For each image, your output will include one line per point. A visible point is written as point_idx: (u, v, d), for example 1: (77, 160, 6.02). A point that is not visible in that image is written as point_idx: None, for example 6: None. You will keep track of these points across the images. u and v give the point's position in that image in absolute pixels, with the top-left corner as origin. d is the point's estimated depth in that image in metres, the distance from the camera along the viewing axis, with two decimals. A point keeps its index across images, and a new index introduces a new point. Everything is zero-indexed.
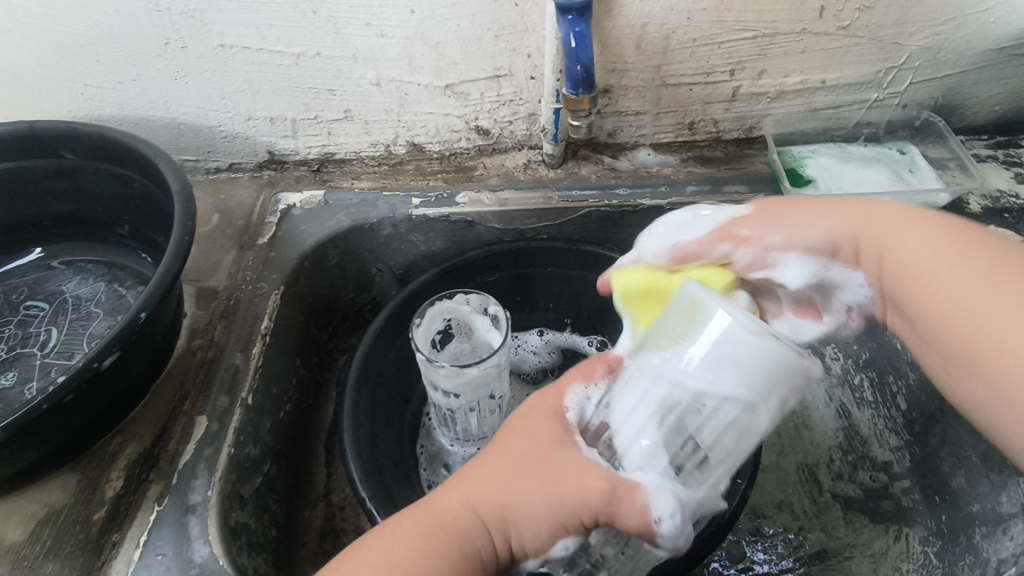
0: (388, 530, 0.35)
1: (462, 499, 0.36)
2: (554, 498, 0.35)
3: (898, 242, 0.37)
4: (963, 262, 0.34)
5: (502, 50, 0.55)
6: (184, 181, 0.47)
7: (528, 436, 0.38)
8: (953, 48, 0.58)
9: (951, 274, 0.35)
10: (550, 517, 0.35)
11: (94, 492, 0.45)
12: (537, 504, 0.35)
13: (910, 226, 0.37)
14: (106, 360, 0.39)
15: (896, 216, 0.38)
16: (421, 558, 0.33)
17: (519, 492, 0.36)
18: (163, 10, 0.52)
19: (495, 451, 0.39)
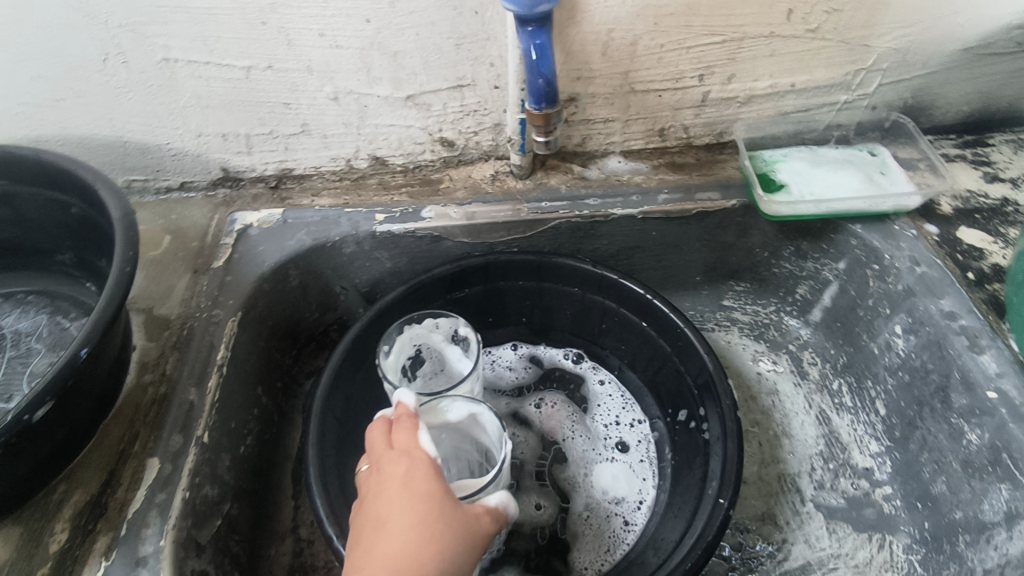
0: None
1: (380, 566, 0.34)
2: (469, 539, 0.37)
3: None
4: None
5: (464, 60, 0.53)
6: (126, 208, 0.44)
7: (406, 484, 0.38)
8: (920, 50, 0.57)
9: None
10: (467, 551, 0.36)
11: (37, 545, 0.41)
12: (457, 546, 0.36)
13: None
14: (39, 411, 0.36)
15: None
16: None
17: (430, 540, 0.35)
18: (100, 24, 0.49)
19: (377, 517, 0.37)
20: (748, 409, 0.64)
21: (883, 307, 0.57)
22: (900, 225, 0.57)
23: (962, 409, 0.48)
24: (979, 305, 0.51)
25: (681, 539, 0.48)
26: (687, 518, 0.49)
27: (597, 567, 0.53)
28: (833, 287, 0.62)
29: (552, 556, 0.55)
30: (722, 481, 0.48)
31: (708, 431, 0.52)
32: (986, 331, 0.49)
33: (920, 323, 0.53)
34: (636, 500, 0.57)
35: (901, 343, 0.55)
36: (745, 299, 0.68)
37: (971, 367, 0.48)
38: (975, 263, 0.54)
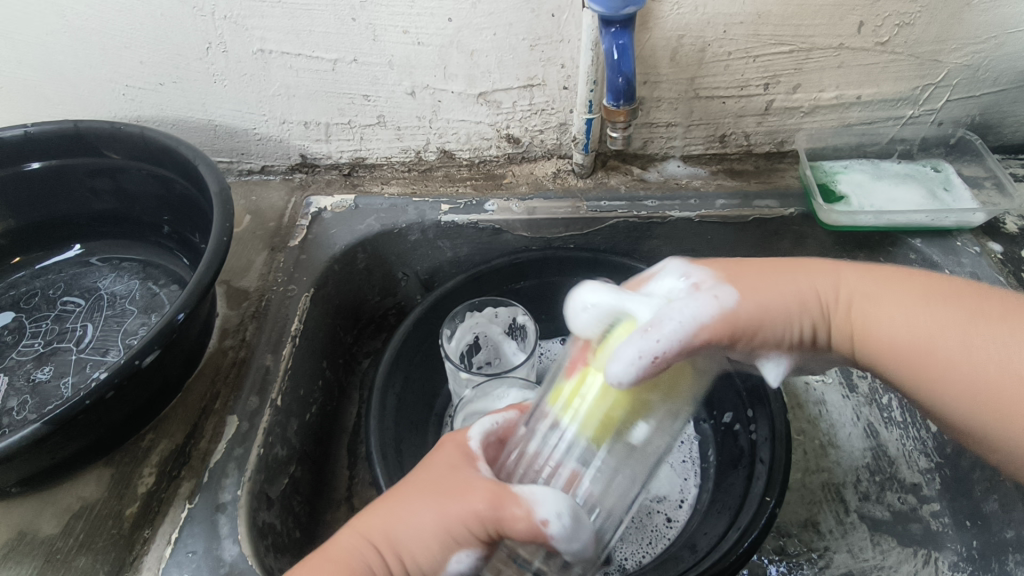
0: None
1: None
2: (441, 512, 0.36)
3: (880, 310, 0.37)
4: (947, 308, 0.35)
5: (537, 60, 0.56)
6: (222, 182, 0.48)
7: (436, 526, 0.35)
8: (992, 67, 0.57)
9: (913, 323, 0.36)
10: (438, 534, 0.35)
11: (126, 487, 0.45)
12: (427, 524, 0.36)
13: (906, 323, 0.36)
14: (147, 357, 0.39)
15: (873, 296, 0.37)
16: None
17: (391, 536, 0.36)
18: (207, 15, 0.53)
19: (342, 565, 0.35)
20: (795, 416, 0.64)
21: None
22: (963, 241, 0.57)
23: None
24: None
25: (723, 535, 0.48)
26: (731, 515, 0.50)
27: (635, 559, 0.53)
28: None
29: None
30: (768, 480, 0.49)
31: (755, 432, 0.53)
32: None
33: None
34: (678, 499, 0.57)
35: None
36: None
37: None
38: None
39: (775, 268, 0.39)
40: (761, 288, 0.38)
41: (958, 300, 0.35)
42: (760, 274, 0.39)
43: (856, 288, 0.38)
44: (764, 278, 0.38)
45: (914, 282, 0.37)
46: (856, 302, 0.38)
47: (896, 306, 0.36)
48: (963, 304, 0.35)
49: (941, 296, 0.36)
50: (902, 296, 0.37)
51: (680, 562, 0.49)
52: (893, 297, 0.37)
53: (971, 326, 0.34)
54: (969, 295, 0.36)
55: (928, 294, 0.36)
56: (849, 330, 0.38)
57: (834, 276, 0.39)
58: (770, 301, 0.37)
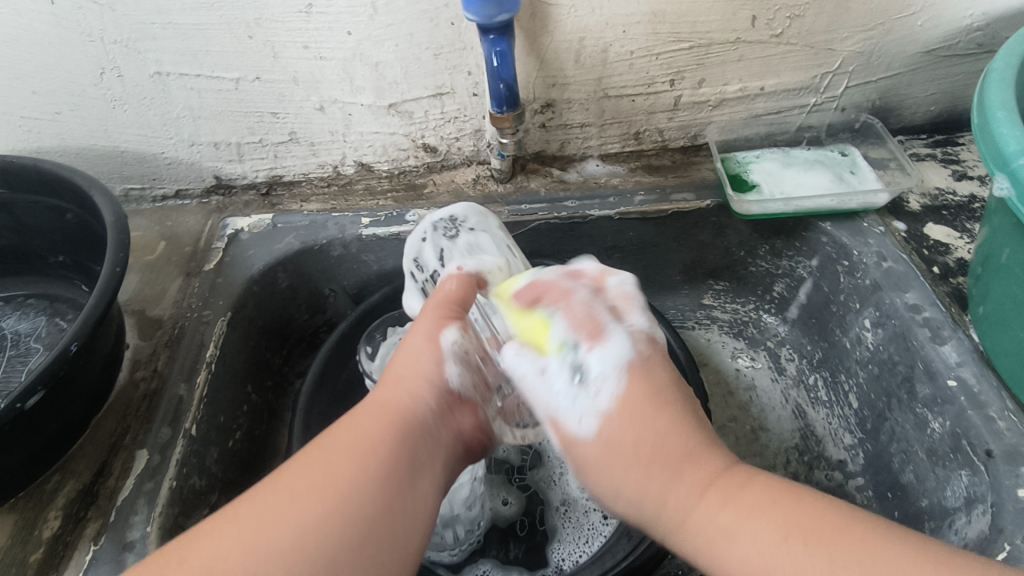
0: (311, 455, 0.36)
1: (341, 454, 0.36)
2: (425, 332, 0.43)
3: (731, 540, 0.32)
4: (809, 549, 0.30)
5: (442, 68, 0.56)
6: (118, 212, 0.46)
7: (427, 344, 0.42)
8: (884, 52, 0.59)
9: (764, 545, 0.31)
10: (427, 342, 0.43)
11: (30, 532, 0.44)
12: (416, 343, 0.43)
13: (755, 543, 0.31)
14: (30, 400, 0.38)
15: (740, 502, 0.33)
16: (355, 457, 0.35)
17: (395, 389, 0.41)
18: (96, 40, 0.51)
19: (375, 416, 0.38)
20: (726, 404, 0.65)
21: (854, 302, 0.58)
22: (869, 222, 0.59)
23: (926, 398, 0.50)
24: (942, 297, 0.53)
25: None
26: None
27: (572, 559, 0.53)
28: (807, 284, 0.63)
29: (530, 549, 0.54)
30: None
31: None
32: (948, 323, 0.51)
33: (887, 316, 0.54)
34: None
35: (870, 337, 0.56)
36: (724, 298, 0.70)
37: (933, 356, 0.49)
38: (940, 257, 0.56)
39: (661, 412, 0.37)
40: (625, 455, 0.36)
41: (823, 526, 0.31)
42: (656, 416, 0.36)
43: (721, 492, 0.34)
44: (649, 447, 0.35)
45: (761, 492, 0.33)
46: (703, 522, 0.33)
47: (758, 520, 0.32)
48: (836, 547, 0.30)
49: (805, 519, 0.31)
50: (765, 535, 0.31)
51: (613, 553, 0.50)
52: (751, 528, 0.32)
53: (842, 569, 0.29)
54: (835, 530, 0.31)
55: (802, 532, 0.31)
56: (685, 529, 0.34)
57: (697, 482, 0.34)
58: (654, 484, 0.35)
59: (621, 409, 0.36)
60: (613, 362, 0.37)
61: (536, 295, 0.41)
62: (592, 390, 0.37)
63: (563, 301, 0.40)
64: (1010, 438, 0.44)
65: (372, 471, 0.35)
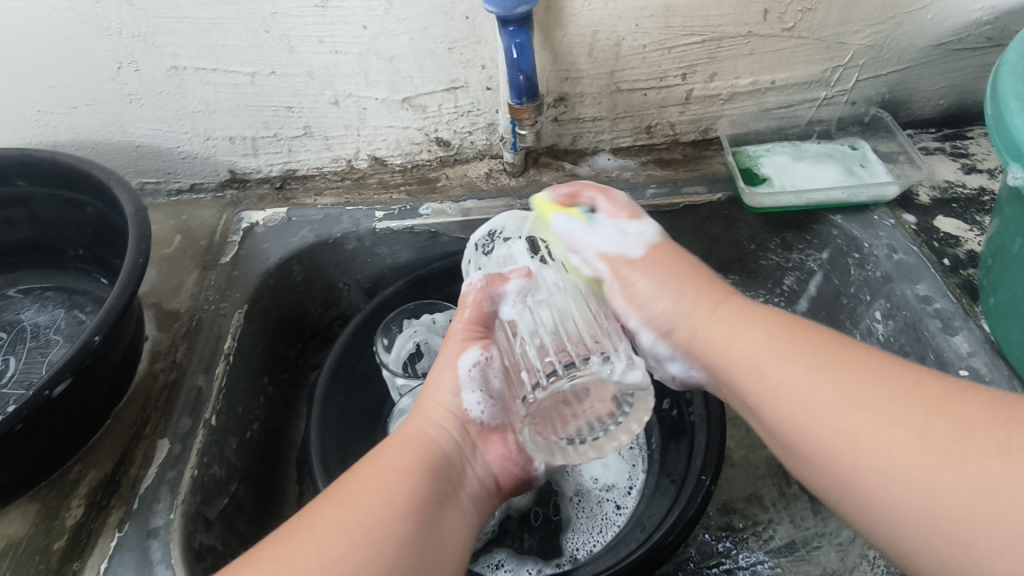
0: (339, 493, 0.37)
1: (367, 489, 0.37)
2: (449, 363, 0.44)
3: (782, 370, 0.37)
4: (853, 392, 0.35)
5: (456, 62, 0.56)
6: (138, 204, 0.47)
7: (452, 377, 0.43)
8: (894, 46, 0.60)
9: (816, 389, 0.36)
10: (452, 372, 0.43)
11: (54, 520, 0.44)
12: (443, 377, 0.44)
13: (804, 381, 0.36)
14: (58, 387, 0.39)
15: (771, 340, 0.39)
16: (384, 491, 0.36)
17: (425, 427, 0.42)
18: (114, 35, 0.52)
19: (403, 454, 0.40)
20: None
21: (864, 294, 0.59)
22: (879, 215, 0.59)
23: None
24: (953, 289, 0.53)
25: (665, 514, 0.49)
26: (671, 495, 0.51)
27: (586, 549, 0.53)
28: (818, 276, 0.64)
29: (544, 539, 0.55)
30: (705, 458, 0.50)
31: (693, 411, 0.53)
32: (959, 314, 0.51)
33: (897, 308, 0.55)
34: (627, 486, 0.56)
35: (881, 328, 0.57)
36: (734, 291, 0.70)
37: (945, 347, 0.50)
38: (951, 250, 0.56)
39: (678, 259, 0.45)
40: (657, 300, 0.43)
41: (863, 373, 0.35)
42: (676, 264, 0.45)
43: (751, 329, 0.40)
44: (673, 274, 0.44)
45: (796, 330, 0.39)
46: (735, 335, 0.40)
47: (812, 367, 0.37)
48: (885, 396, 0.34)
49: (837, 363, 0.36)
50: (820, 389, 0.36)
51: (628, 542, 0.49)
52: (797, 368, 0.37)
53: (883, 411, 0.34)
54: (866, 364, 0.36)
55: (841, 369, 0.36)
56: (715, 344, 0.41)
57: (716, 301, 0.42)
58: (682, 305, 0.43)
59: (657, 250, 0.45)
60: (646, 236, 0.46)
61: (577, 191, 0.48)
62: (626, 237, 0.45)
63: (602, 197, 0.48)
64: None
65: (397, 505, 0.36)
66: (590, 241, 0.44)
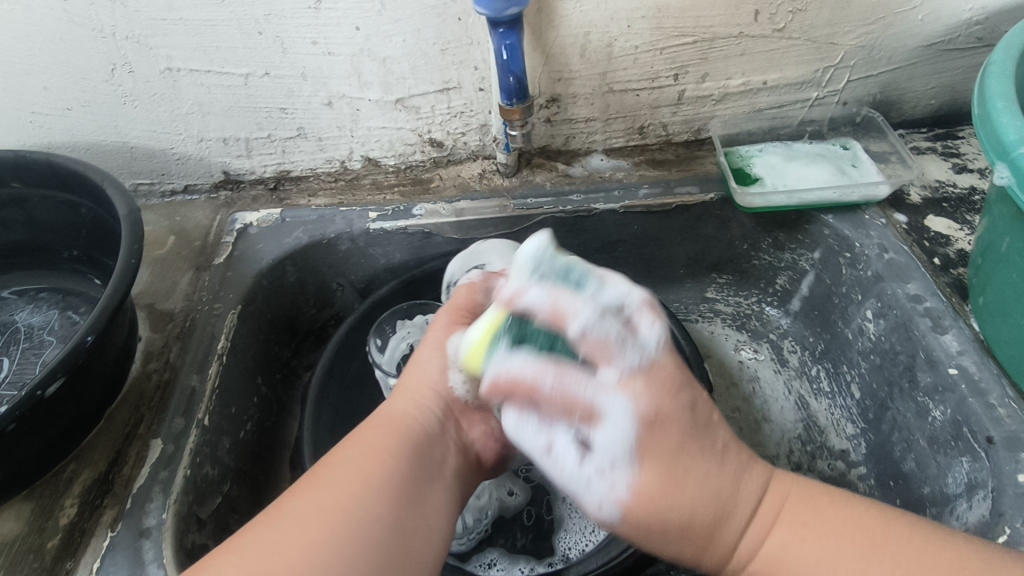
0: (326, 474, 0.37)
1: (350, 472, 0.36)
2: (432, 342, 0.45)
3: (787, 560, 0.35)
4: (867, 565, 0.33)
5: (449, 63, 0.56)
6: (131, 204, 0.47)
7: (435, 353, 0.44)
8: (885, 47, 0.60)
9: (824, 563, 0.34)
10: (437, 350, 0.44)
11: (47, 520, 0.44)
12: (427, 353, 0.45)
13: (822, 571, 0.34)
14: (50, 387, 0.39)
15: (791, 519, 0.36)
16: (367, 469, 0.37)
17: (408, 402, 0.43)
18: (107, 36, 0.52)
19: (384, 427, 0.40)
20: (730, 396, 0.65)
21: (856, 293, 0.59)
22: (870, 214, 0.59)
23: (927, 386, 0.51)
24: (943, 288, 0.53)
25: None
26: None
27: (578, 547, 0.54)
28: (810, 276, 0.64)
29: (536, 538, 0.55)
30: None
31: None
32: (949, 312, 0.51)
33: (888, 307, 0.55)
34: None
35: (872, 327, 0.57)
36: (727, 291, 0.71)
37: (935, 345, 0.50)
38: (941, 249, 0.57)
39: (693, 440, 0.36)
40: (664, 508, 0.35)
41: (845, 530, 0.35)
42: (682, 454, 0.35)
43: (762, 521, 0.36)
44: (675, 459, 0.35)
45: (806, 506, 0.36)
46: (755, 543, 0.36)
47: (806, 545, 0.35)
48: (880, 557, 0.33)
49: (858, 537, 0.34)
50: (824, 557, 0.34)
51: None
52: (803, 552, 0.35)
53: (895, 575, 0.32)
54: (872, 530, 0.34)
55: (861, 552, 0.34)
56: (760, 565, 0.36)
57: (749, 499, 0.36)
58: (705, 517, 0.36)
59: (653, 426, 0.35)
60: (632, 370, 0.35)
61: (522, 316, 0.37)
62: (603, 475, 0.35)
63: (559, 314, 0.36)
64: (1010, 425, 0.44)
65: (375, 486, 0.36)
66: (563, 447, 0.35)
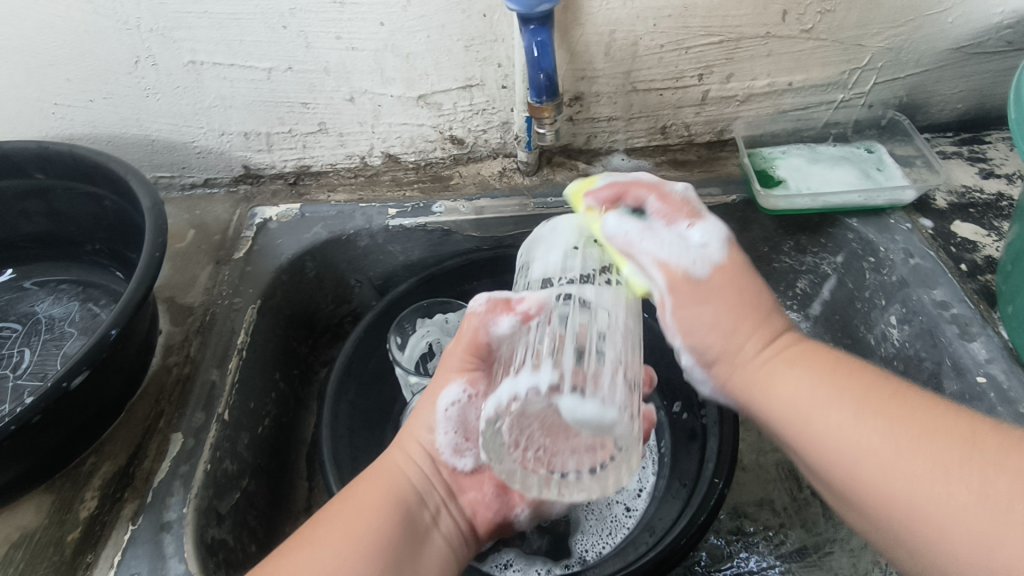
0: (313, 534, 0.37)
1: (335, 536, 0.37)
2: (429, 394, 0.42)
3: (779, 387, 0.38)
4: (858, 407, 0.35)
5: (472, 60, 0.56)
6: (155, 197, 0.47)
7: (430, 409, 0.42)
8: (914, 49, 0.59)
9: (804, 399, 0.37)
10: (430, 407, 0.42)
11: (67, 512, 0.44)
12: (424, 406, 0.42)
13: (806, 393, 0.37)
14: (75, 379, 0.39)
15: (807, 370, 0.38)
16: (352, 534, 0.37)
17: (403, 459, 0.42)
18: (132, 28, 0.52)
19: (374, 489, 0.40)
20: None
21: (879, 298, 0.58)
22: (896, 219, 0.59)
23: (954, 394, 0.50)
24: (970, 294, 0.53)
25: (676, 518, 0.48)
26: (683, 498, 0.50)
27: (595, 551, 0.53)
28: (831, 280, 0.63)
29: (554, 540, 0.54)
30: (718, 461, 0.49)
31: (705, 414, 0.52)
32: (977, 319, 0.51)
33: (913, 313, 0.54)
34: (637, 488, 0.56)
35: (896, 334, 0.56)
36: None
37: (962, 353, 0.50)
38: (969, 255, 0.56)
39: (756, 291, 0.41)
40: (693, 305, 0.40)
41: (857, 387, 0.36)
42: (740, 291, 0.41)
43: (773, 349, 0.40)
44: (734, 292, 0.41)
45: (834, 364, 0.38)
46: (761, 362, 0.40)
47: (796, 372, 0.38)
48: (872, 401, 0.35)
49: (869, 395, 0.35)
50: (815, 391, 0.37)
51: (638, 545, 0.49)
52: (806, 390, 0.37)
53: (886, 423, 0.33)
54: (887, 397, 0.35)
55: (857, 399, 0.35)
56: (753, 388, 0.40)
57: (768, 337, 0.40)
58: (739, 343, 0.41)
59: (726, 269, 0.41)
60: (713, 236, 0.41)
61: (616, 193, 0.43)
62: (702, 256, 0.41)
63: (656, 195, 0.43)
64: None
65: (362, 547, 0.36)
66: (649, 246, 0.40)
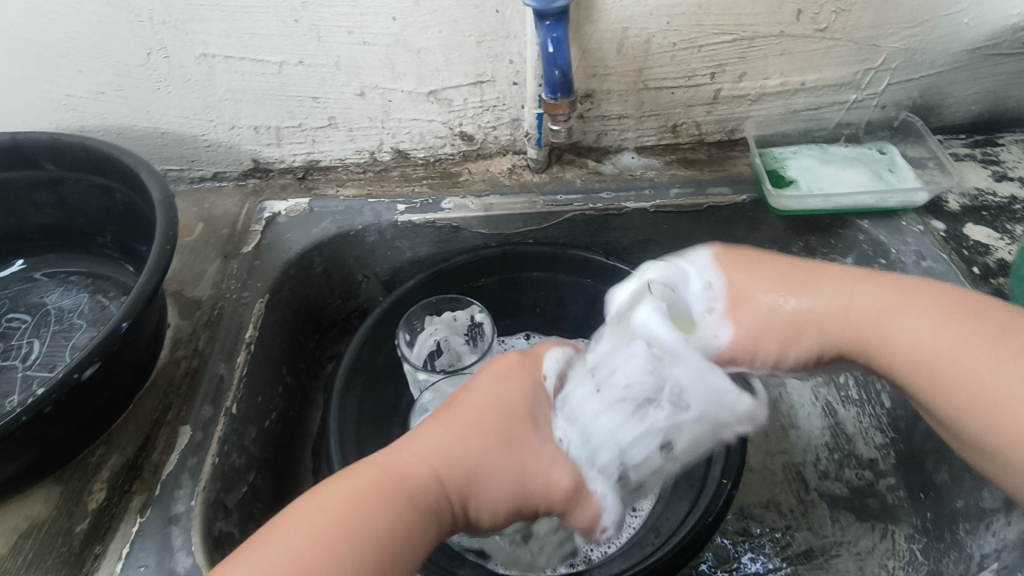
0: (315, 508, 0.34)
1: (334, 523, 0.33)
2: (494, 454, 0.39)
3: (870, 326, 0.41)
4: (966, 333, 0.38)
5: (484, 56, 0.56)
6: (165, 190, 0.47)
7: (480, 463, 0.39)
8: (929, 50, 0.59)
9: (919, 330, 0.39)
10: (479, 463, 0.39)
11: (76, 504, 0.44)
12: (475, 451, 0.39)
13: (909, 330, 0.39)
14: (86, 370, 0.39)
15: (896, 305, 0.40)
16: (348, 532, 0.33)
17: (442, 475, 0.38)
18: (144, 21, 0.52)
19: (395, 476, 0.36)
20: None
21: None
22: (907, 221, 0.58)
23: None
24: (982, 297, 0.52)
25: (683, 518, 0.48)
26: (692, 498, 0.50)
27: (600, 550, 0.53)
28: None
29: None
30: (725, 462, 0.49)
31: None
32: None
33: None
34: None
35: None
36: None
37: None
38: (981, 258, 0.56)
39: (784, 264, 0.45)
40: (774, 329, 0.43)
41: (939, 301, 0.40)
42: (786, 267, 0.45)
43: (852, 299, 0.42)
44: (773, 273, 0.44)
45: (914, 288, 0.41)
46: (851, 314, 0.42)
47: (903, 315, 0.40)
48: (970, 321, 0.38)
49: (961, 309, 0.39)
50: (926, 321, 0.39)
51: (644, 547, 0.49)
52: (904, 322, 0.40)
53: (997, 345, 0.36)
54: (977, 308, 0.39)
55: (954, 319, 0.38)
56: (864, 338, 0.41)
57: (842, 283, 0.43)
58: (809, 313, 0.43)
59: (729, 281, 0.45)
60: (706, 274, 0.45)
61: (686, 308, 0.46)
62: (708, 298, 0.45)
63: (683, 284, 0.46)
64: None
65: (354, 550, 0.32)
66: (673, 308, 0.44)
